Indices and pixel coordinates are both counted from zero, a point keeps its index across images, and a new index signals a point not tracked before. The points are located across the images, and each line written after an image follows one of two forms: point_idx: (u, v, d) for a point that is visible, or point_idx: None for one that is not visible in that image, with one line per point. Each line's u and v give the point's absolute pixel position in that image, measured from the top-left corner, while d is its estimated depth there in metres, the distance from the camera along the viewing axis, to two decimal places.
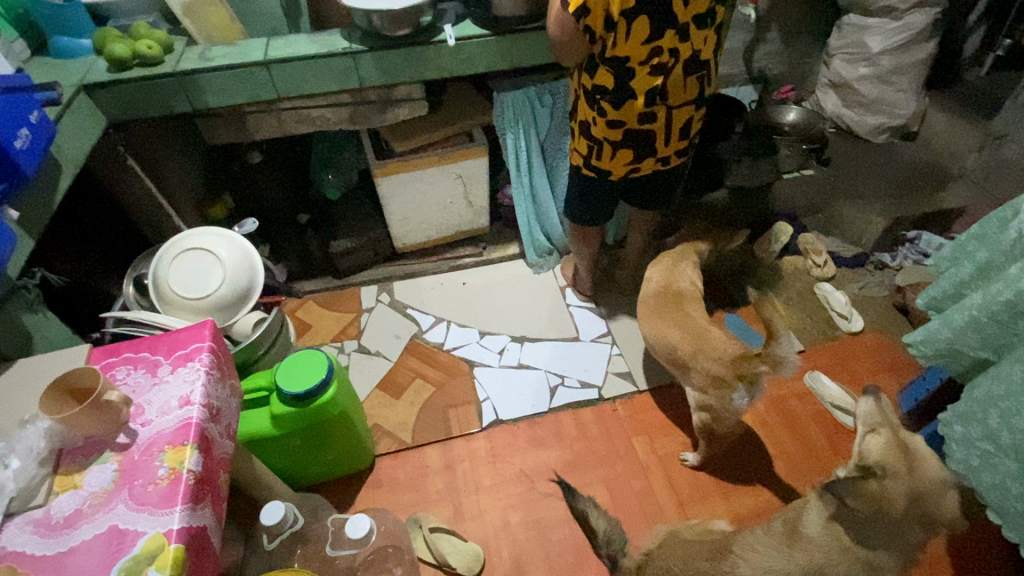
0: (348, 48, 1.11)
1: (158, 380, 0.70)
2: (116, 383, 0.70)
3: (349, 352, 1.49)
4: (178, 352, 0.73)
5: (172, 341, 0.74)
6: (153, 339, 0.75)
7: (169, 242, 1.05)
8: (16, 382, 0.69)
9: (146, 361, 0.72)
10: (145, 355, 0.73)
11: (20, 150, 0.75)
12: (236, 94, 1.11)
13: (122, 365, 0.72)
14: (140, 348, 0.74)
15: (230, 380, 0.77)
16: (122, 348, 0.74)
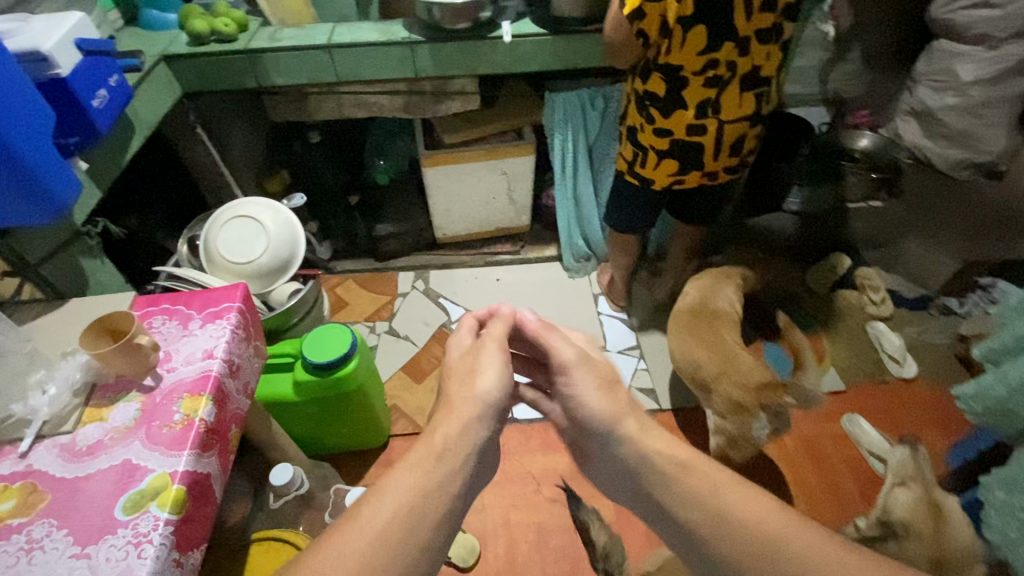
0: (407, 38, 1.14)
1: (188, 332, 0.74)
2: (151, 331, 0.75)
3: (379, 333, 1.54)
4: (211, 309, 0.78)
5: (206, 298, 0.79)
6: (189, 294, 0.80)
7: (221, 208, 1.12)
8: (65, 317, 0.76)
9: (181, 313, 0.77)
10: (181, 307, 0.78)
11: (97, 109, 0.82)
12: (300, 75, 1.17)
13: (159, 314, 0.77)
14: (177, 301, 0.79)
15: (255, 342, 0.81)
16: (161, 299, 0.79)
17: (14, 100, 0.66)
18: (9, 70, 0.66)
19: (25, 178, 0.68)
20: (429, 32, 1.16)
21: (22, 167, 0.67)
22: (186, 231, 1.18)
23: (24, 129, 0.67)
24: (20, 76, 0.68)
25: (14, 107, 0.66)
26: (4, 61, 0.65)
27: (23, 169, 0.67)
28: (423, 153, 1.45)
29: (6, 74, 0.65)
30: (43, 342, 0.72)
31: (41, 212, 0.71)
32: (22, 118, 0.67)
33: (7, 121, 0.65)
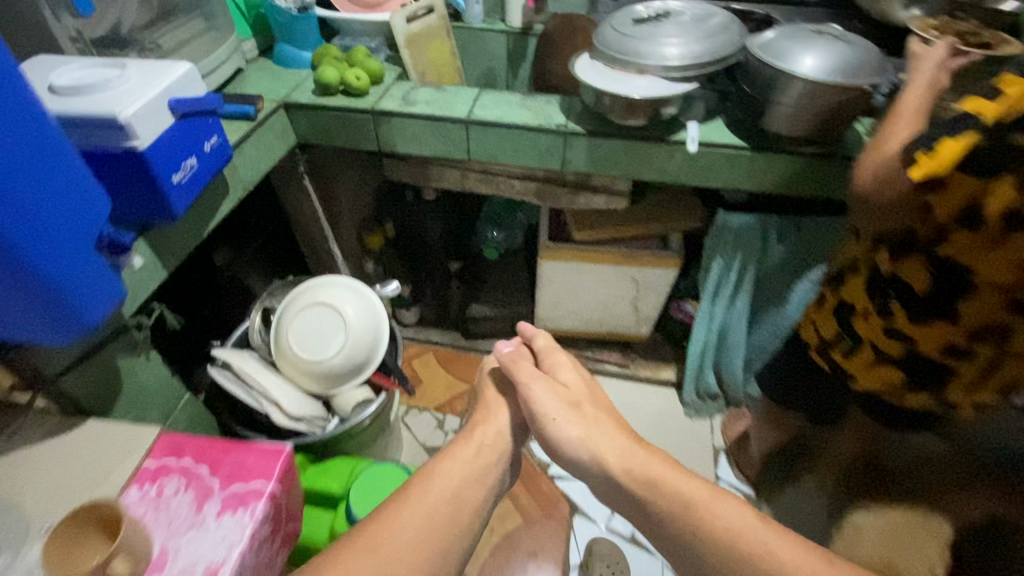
0: (562, 127, 0.91)
1: (198, 522, 0.55)
2: (158, 503, 0.57)
3: (447, 431, 1.33)
4: (238, 480, 0.59)
5: (237, 464, 0.60)
6: (221, 449, 0.62)
7: (303, 287, 0.94)
8: (69, 455, 0.60)
9: (201, 482, 0.59)
10: (203, 470, 0.60)
11: (178, 184, 0.67)
12: (426, 146, 0.98)
13: (175, 475, 0.59)
14: (203, 459, 0.61)
15: (284, 529, 0.60)
16: (186, 448, 0.61)
17: (48, 203, 0.50)
18: (50, 163, 0.50)
19: (46, 300, 0.52)
20: (590, 121, 0.92)
21: (41, 288, 0.51)
22: (263, 297, 1.03)
23: (55, 240, 0.51)
24: (63, 170, 0.52)
25: (47, 211, 0.50)
26: (42, 154, 0.49)
27: (45, 290, 0.51)
28: (543, 241, 1.22)
29: (44, 171, 0.49)
30: (31, 494, 0.57)
31: (65, 332, 0.55)
32: (55, 225, 0.51)
33: (31, 235, 0.48)
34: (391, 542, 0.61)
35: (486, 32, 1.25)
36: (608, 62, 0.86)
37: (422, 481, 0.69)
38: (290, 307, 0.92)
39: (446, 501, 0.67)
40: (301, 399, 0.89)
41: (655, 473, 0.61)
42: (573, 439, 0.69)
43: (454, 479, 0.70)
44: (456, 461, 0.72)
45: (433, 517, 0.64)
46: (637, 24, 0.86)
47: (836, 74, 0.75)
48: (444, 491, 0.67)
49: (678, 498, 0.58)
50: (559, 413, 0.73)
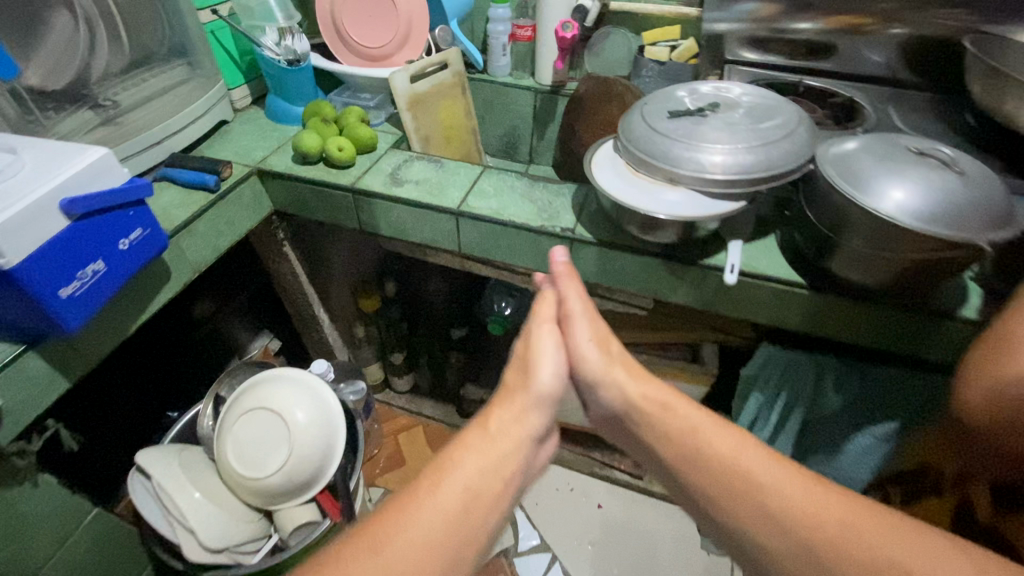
0: (568, 232, 0.74)
1: None
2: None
3: None
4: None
5: None
6: None
7: (254, 387, 0.83)
8: None
9: None
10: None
11: (65, 299, 0.55)
12: (412, 232, 0.83)
13: None
14: None
15: None
16: None
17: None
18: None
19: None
20: (604, 228, 0.74)
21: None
22: (219, 381, 0.92)
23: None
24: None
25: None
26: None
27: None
28: None
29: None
30: None
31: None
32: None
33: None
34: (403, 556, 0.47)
35: (511, 89, 1.10)
36: (633, 163, 0.70)
37: (438, 471, 0.53)
38: (239, 407, 0.82)
39: (467, 505, 0.51)
40: (227, 521, 0.77)
41: (667, 398, 0.60)
42: (596, 363, 0.66)
43: (469, 474, 0.53)
44: (480, 446, 0.57)
45: (448, 516, 0.50)
46: (673, 117, 0.68)
47: (933, 216, 0.55)
48: (464, 482, 0.53)
49: (685, 421, 0.57)
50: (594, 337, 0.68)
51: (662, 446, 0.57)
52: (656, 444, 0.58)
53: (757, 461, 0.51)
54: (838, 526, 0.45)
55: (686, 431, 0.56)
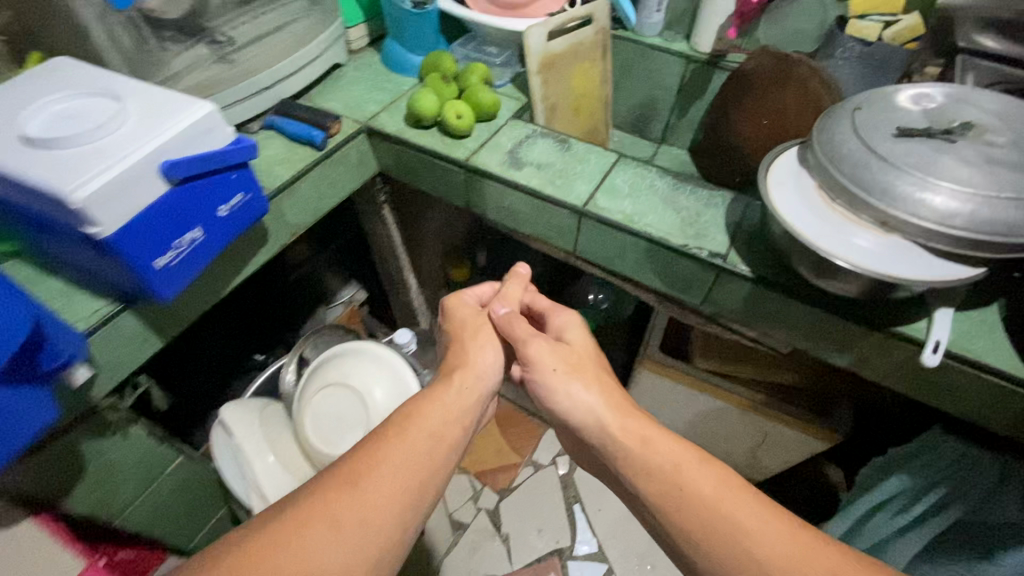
0: (716, 258, 0.61)
1: None
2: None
3: (480, 507, 1.17)
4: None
5: None
6: None
7: (341, 359, 0.80)
8: None
9: None
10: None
11: (162, 267, 0.51)
12: (524, 222, 0.73)
13: None
14: None
15: None
16: None
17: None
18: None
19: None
20: (763, 260, 0.60)
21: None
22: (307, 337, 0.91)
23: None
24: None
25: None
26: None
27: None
28: (652, 350, 0.92)
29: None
30: None
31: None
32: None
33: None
34: (388, 494, 0.47)
35: (658, 53, 0.92)
36: (829, 191, 0.54)
37: (406, 418, 0.53)
38: (323, 376, 0.79)
39: (427, 457, 0.50)
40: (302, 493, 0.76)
41: (645, 431, 0.54)
42: (565, 401, 0.59)
43: (432, 424, 0.53)
44: (441, 400, 0.57)
45: (414, 454, 0.50)
46: (896, 138, 0.52)
47: None
48: (430, 429, 0.53)
49: (666, 459, 0.51)
50: (560, 364, 0.61)
51: (639, 486, 0.51)
52: (631, 479, 0.52)
53: (719, 478, 0.49)
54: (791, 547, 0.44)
55: (667, 475, 0.50)
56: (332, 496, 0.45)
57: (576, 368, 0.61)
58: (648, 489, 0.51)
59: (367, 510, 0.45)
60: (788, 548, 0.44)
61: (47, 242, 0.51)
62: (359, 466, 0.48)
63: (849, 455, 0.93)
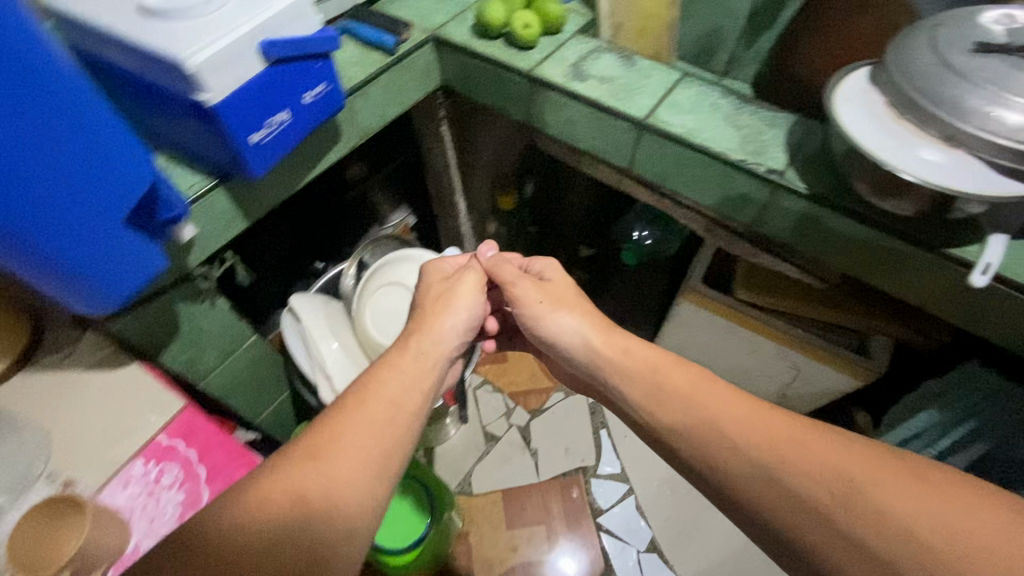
0: (773, 175, 0.62)
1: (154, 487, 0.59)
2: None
3: (512, 423, 1.24)
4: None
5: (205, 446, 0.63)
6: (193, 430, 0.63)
7: (397, 262, 0.86)
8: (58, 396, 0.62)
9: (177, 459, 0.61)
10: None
11: (256, 143, 0.56)
12: (582, 137, 0.75)
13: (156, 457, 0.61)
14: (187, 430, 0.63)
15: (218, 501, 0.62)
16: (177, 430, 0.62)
17: (65, 176, 0.42)
18: (101, 154, 0.44)
19: (56, 277, 0.47)
20: (821, 179, 0.61)
21: (35, 267, 0.45)
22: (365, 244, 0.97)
23: (67, 220, 0.44)
24: (91, 156, 0.43)
25: (56, 187, 0.42)
26: (99, 152, 0.44)
27: (53, 271, 0.46)
28: (695, 281, 0.94)
29: (87, 166, 0.43)
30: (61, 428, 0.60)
31: (89, 304, 0.52)
32: (76, 204, 0.44)
33: (34, 214, 0.41)
34: (350, 471, 0.47)
35: None
36: (897, 106, 0.55)
37: (365, 393, 0.53)
38: (381, 276, 0.85)
39: (389, 423, 0.51)
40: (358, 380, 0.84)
41: (628, 342, 0.64)
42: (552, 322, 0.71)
43: (393, 392, 0.54)
44: (400, 367, 0.57)
45: (374, 421, 0.51)
46: (976, 51, 0.51)
47: None
48: (387, 395, 0.54)
49: (645, 363, 0.61)
50: (545, 298, 0.73)
51: (627, 387, 0.60)
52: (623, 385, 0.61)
53: (694, 376, 0.57)
54: (764, 425, 0.50)
55: (650, 375, 0.59)
56: (297, 469, 0.45)
57: (562, 295, 0.73)
58: (637, 389, 0.59)
59: (334, 480, 0.46)
60: (758, 431, 0.50)
61: (153, 113, 0.56)
62: (317, 446, 0.48)
63: (879, 396, 0.95)
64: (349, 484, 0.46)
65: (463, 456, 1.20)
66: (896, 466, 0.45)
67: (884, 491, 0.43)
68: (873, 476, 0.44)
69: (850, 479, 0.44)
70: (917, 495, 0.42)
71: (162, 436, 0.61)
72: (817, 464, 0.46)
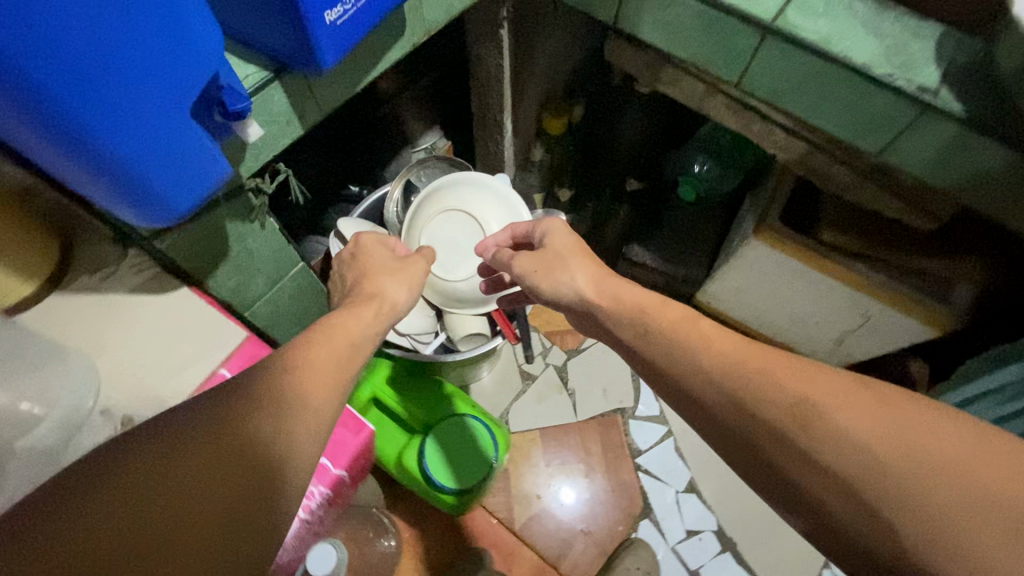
0: (922, 92, 0.54)
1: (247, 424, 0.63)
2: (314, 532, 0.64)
3: (547, 362, 1.19)
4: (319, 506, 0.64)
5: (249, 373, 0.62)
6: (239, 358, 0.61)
7: (452, 185, 0.80)
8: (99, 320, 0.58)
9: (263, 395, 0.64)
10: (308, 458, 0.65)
11: (330, 25, 0.46)
12: (682, 44, 0.65)
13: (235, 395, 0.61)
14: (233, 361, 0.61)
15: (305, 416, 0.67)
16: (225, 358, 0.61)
17: (128, 47, 0.34)
18: (174, 27, 0.37)
19: (115, 178, 0.40)
20: (977, 99, 0.53)
21: (95, 166, 0.38)
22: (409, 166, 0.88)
23: (129, 107, 0.37)
24: (155, 26, 0.35)
25: (118, 61, 0.34)
26: (167, 23, 0.36)
27: (112, 171, 0.39)
28: (772, 219, 0.87)
29: (152, 39, 0.36)
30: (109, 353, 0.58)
31: (145, 216, 0.45)
32: (144, 88, 0.37)
33: (94, 97, 0.34)
34: (307, 398, 0.43)
35: None
36: None
37: (320, 339, 0.50)
38: (444, 201, 0.79)
39: (346, 364, 0.50)
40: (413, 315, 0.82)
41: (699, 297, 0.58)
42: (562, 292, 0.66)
43: (355, 335, 0.53)
44: (358, 316, 0.57)
45: (336, 357, 0.49)
46: None
47: None
48: (350, 335, 0.53)
49: None
50: (538, 266, 0.68)
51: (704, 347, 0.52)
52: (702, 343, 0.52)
53: None
54: None
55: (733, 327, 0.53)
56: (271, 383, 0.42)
57: (557, 257, 0.67)
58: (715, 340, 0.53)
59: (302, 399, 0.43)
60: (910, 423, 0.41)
61: None
62: (271, 389, 0.42)
63: (948, 348, 0.91)
64: (302, 423, 0.42)
65: (498, 394, 1.17)
66: (865, 394, 0.44)
67: (842, 414, 0.42)
68: (835, 398, 0.43)
69: (818, 406, 0.44)
70: (881, 418, 0.42)
71: (223, 368, 0.60)
72: (783, 395, 0.45)
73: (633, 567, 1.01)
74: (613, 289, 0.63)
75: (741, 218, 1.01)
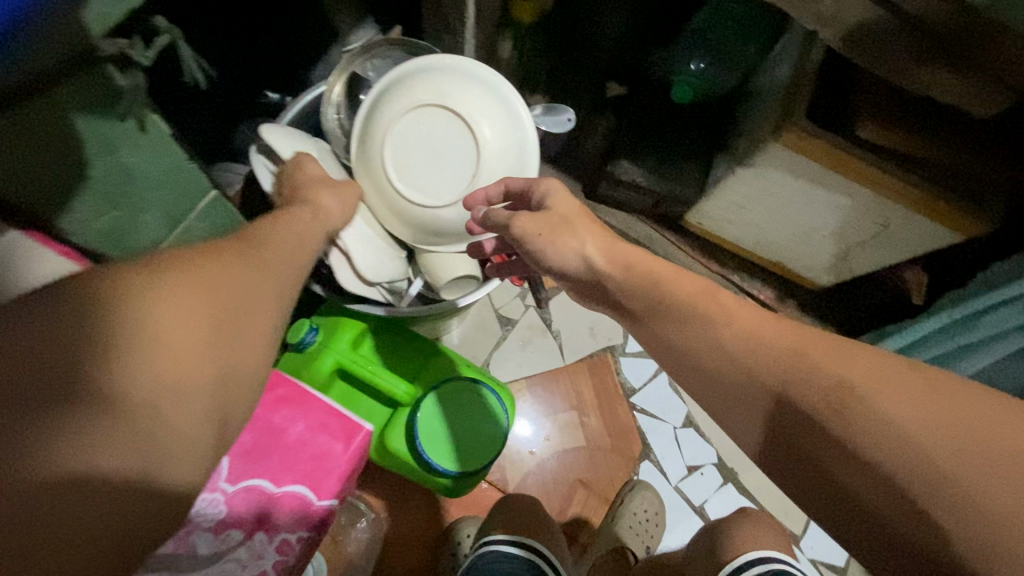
0: None
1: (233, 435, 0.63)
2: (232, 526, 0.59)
3: (528, 304, 1.03)
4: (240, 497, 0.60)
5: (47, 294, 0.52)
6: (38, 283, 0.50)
7: (424, 78, 0.66)
8: None
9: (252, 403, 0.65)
10: (248, 442, 0.63)
11: None
12: None
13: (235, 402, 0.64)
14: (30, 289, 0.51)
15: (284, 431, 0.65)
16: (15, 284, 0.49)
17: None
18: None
19: None
20: None
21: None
22: (356, 53, 0.72)
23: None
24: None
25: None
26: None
27: None
28: (800, 116, 0.73)
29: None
30: None
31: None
32: None
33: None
34: (219, 278, 0.39)
35: None
36: None
37: (244, 244, 0.44)
38: (419, 95, 0.65)
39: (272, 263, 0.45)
40: (383, 250, 0.69)
41: None
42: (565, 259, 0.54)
43: (287, 240, 0.49)
44: (286, 226, 0.50)
45: (265, 258, 0.44)
46: None
47: None
48: (281, 238, 0.48)
49: None
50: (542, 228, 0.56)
51: None
52: None
53: None
54: None
55: None
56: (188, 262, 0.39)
57: (561, 220, 0.56)
58: None
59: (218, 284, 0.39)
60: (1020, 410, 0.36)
61: None
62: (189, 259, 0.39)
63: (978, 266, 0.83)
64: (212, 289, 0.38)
65: (475, 345, 1.02)
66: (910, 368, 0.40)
67: (886, 400, 0.38)
68: (875, 382, 0.39)
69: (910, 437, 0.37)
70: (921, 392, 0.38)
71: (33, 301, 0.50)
72: (817, 373, 0.41)
73: (638, 512, 0.93)
74: (615, 250, 0.51)
75: (747, 120, 0.88)
